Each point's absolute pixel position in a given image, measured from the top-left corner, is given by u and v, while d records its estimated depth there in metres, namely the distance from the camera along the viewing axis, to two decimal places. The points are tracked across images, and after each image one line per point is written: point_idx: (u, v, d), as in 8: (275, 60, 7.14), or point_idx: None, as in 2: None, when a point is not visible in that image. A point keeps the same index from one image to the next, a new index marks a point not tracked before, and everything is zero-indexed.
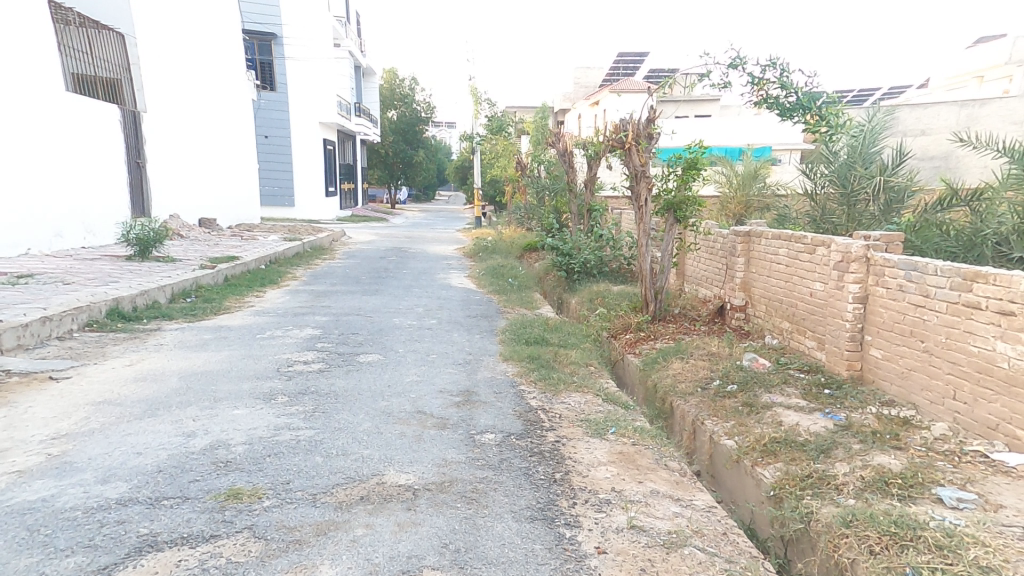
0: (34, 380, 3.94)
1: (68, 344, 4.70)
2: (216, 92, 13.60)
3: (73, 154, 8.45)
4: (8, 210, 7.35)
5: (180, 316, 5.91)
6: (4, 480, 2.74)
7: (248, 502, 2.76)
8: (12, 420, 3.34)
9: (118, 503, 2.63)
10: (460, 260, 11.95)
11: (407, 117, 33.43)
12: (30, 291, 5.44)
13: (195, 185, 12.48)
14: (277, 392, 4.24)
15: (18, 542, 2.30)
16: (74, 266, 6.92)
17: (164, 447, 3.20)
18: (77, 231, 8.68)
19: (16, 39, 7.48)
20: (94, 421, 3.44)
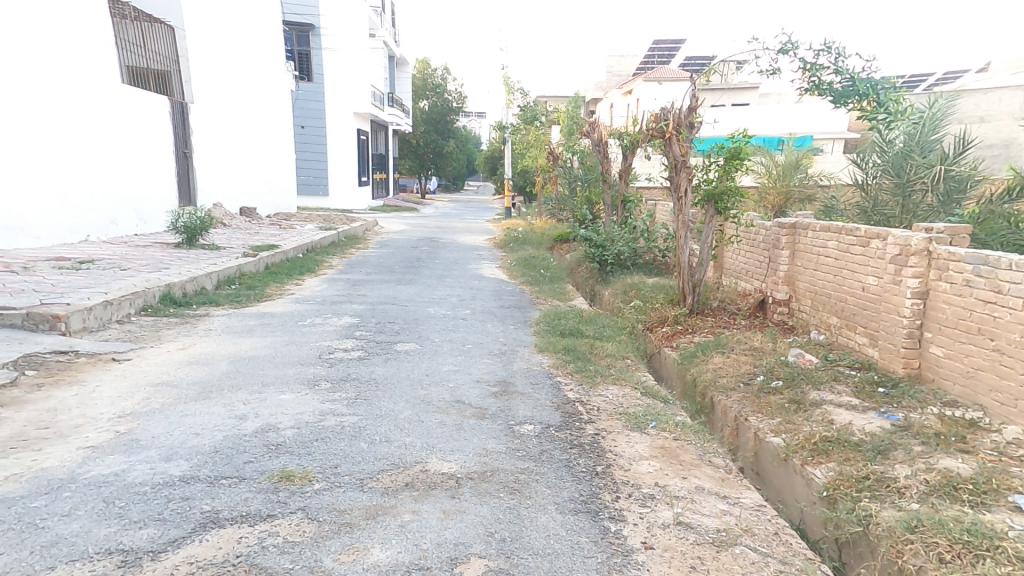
0: (99, 360, 4.11)
1: (127, 328, 4.88)
2: (257, 83, 13.85)
3: (125, 143, 8.73)
4: (69, 198, 7.63)
5: (226, 303, 6.08)
6: (79, 453, 2.87)
7: (300, 484, 2.83)
8: (83, 398, 3.49)
9: (182, 480, 2.72)
10: (491, 250, 11.98)
11: (439, 107, 33.59)
12: (93, 276, 5.68)
13: (236, 174, 12.75)
14: (320, 378, 4.33)
15: (96, 512, 2.41)
16: (129, 252, 7.19)
17: (220, 429, 3.30)
18: (129, 218, 8.96)
19: (74, 31, 7.69)
20: (155, 401, 3.57)
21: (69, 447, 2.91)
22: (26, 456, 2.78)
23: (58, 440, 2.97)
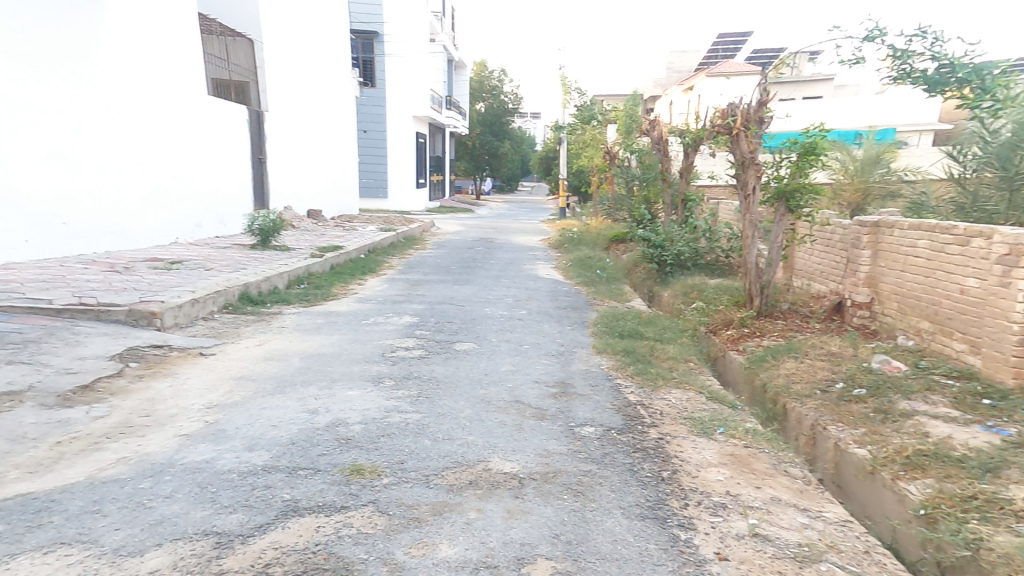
0: (189, 354, 4.40)
1: (212, 324, 5.22)
2: (326, 90, 14.51)
3: (208, 151, 9.34)
4: (160, 203, 8.22)
5: (297, 301, 6.38)
6: (175, 440, 3.07)
7: (370, 478, 2.91)
8: (177, 389, 3.74)
9: (264, 469, 2.86)
10: (546, 251, 11.95)
11: (495, 109, 34.03)
12: (183, 276, 6.11)
13: (304, 178, 13.37)
14: (384, 376, 4.44)
15: (193, 496, 2.57)
16: (212, 253, 7.71)
17: (294, 422, 3.45)
18: (211, 221, 9.58)
19: (167, 48, 8.30)
20: (238, 394, 3.79)
21: (167, 434, 3.13)
22: (132, 441, 3.01)
23: (157, 427, 3.19)
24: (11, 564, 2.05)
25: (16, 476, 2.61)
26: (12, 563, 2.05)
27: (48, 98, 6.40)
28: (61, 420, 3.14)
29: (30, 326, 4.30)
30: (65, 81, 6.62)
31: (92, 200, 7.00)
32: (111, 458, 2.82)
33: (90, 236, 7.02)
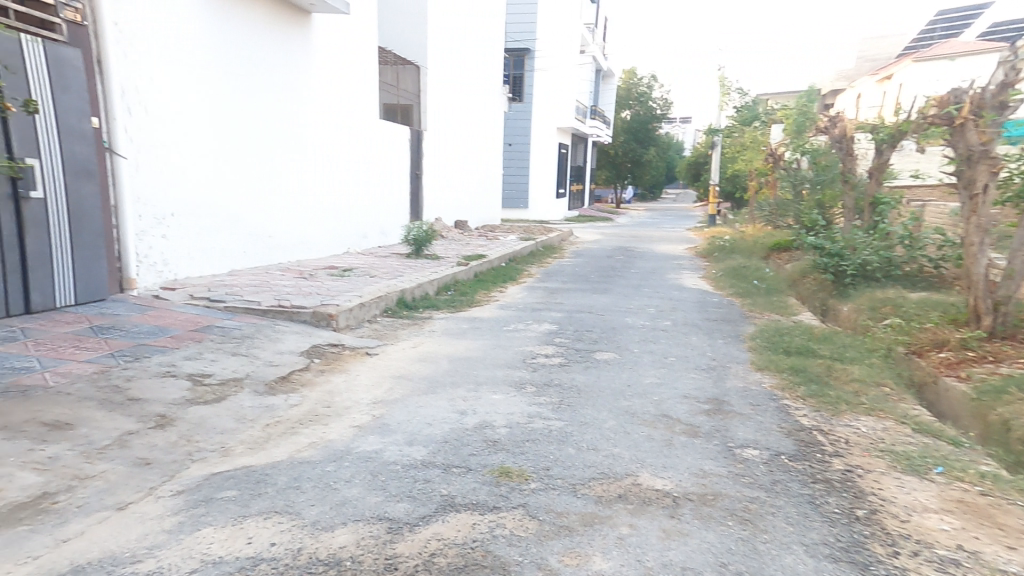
0: (358, 353, 4.89)
1: (376, 326, 5.77)
2: (480, 108, 15.38)
3: (379, 167, 9.98)
4: (339, 216, 8.80)
5: (445, 307, 6.79)
6: (350, 430, 3.38)
7: (518, 482, 2.89)
8: (348, 384, 4.16)
9: (422, 464, 3.01)
10: (693, 261, 11.28)
11: (641, 116, 33.27)
12: (353, 282, 6.87)
13: (453, 190, 14.27)
14: (526, 381, 4.47)
15: (369, 482, 2.76)
16: (376, 262, 8.55)
17: (446, 421, 3.60)
18: (376, 233, 10.19)
19: (360, 75, 8.97)
20: (398, 391, 4.08)
21: (344, 424, 3.46)
22: (319, 428, 3.36)
23: (336, 417, 3.53)
24: (244, 524, 2.27)
25: (243, 451, 2.95)
26: (244, 523, 2.27)
27: (287, 132, 7.33)
28: (267, 405, 3.57)
29: (246, 322, 5.01)
30: (291, 113, 7.40)
31: (308, 219, 7.92)
32: (305, 441, 3.16)
33: (305, 250, 7.94)
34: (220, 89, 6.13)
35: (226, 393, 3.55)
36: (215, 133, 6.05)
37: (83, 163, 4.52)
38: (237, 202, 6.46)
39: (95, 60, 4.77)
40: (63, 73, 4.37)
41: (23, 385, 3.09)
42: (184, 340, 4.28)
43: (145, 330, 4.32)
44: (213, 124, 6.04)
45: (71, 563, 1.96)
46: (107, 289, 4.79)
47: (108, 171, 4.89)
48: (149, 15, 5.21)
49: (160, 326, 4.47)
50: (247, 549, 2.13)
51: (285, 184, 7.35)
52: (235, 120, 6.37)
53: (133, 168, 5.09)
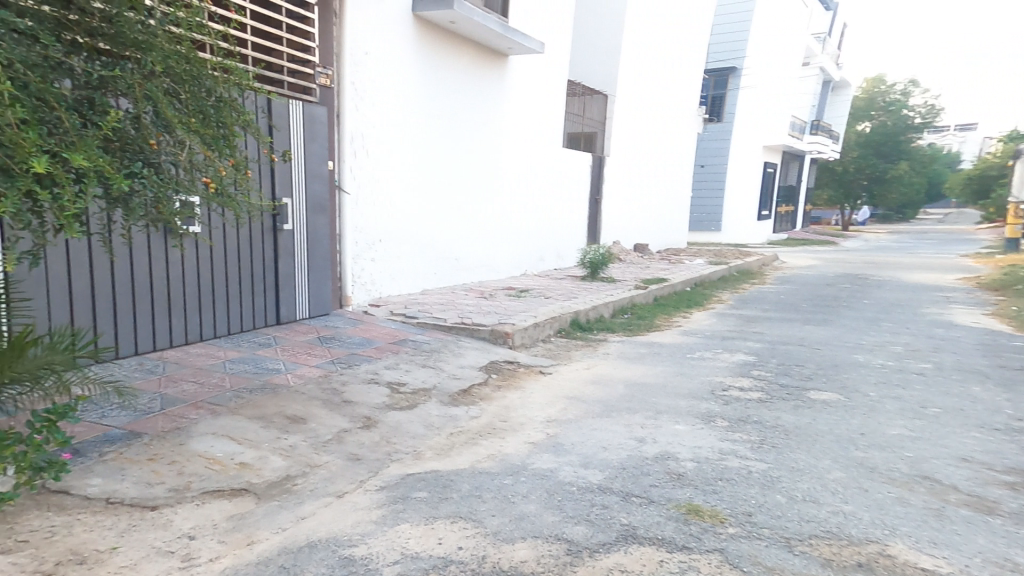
0: (532, 371, 4.98)
1: (549, 346, 5.87)
2: (677, 129, 14.39)
3: (560, 191, 10.18)
4: (518, 238, 9.20)
5: (621, 330, 6.63)
6: (525, 446, 3.38)
7: (712, 523, 2.55)
8: (522, 400, 4.24)
9: (599, 488, 2.85)
10: (965, 296, 9.20)
11: (889, 128, 29.32)
12: (528, 303, 7.11)
13: (641, 212, 13.80)
14: (716, 414, 4.03)
15: (545, 500, 2.69)
16: (550, 284, 8.78)
17: (623, 447, 3.40)
18: (554, 255, 10.38)
19: (546, 103, 9.34)
20: (571, 412, 4.02)
21: (519, 439, 3.49)
22: (496, 441, 3.44)
23: (512, 433, 3.58)
24: (433, 525, 2.34)
25: (430, 456, 3.12)
26: (434, 524, 2.35)
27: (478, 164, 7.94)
28: (452, 416, 3.76)
29: (435, 337, 5.47)
30: (482, 143, 7.99)
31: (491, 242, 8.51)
32: (484, 452, 3.24)
33: (488, 271, 8.53)
34: (425, 131, 6.89)
35: (416, 402, 3.86)
36: (417, 165, 6.80)
37: (320, 200, 5.49)
38: (433, 229, 7.22)
39: (335, 115, 5.71)
40: (312, 128, 5.36)
41: (274, 382, 3.72)
42: (385, 351, 4.83)
43: (357, 341, 5.00)
44: (416, 157, 6.80)
45: (307, 538, 2.17)
46: (330, 305, 5.75)
47: (339, 205, 5.84)
48: (376, 74, 6.08)
49: (368, 337, 5.16)
50: (439, 550, 2.18)
51: (474, 212, 7.98)
52: (435, 157, 7.11)
53: (356, 202, 6.01)
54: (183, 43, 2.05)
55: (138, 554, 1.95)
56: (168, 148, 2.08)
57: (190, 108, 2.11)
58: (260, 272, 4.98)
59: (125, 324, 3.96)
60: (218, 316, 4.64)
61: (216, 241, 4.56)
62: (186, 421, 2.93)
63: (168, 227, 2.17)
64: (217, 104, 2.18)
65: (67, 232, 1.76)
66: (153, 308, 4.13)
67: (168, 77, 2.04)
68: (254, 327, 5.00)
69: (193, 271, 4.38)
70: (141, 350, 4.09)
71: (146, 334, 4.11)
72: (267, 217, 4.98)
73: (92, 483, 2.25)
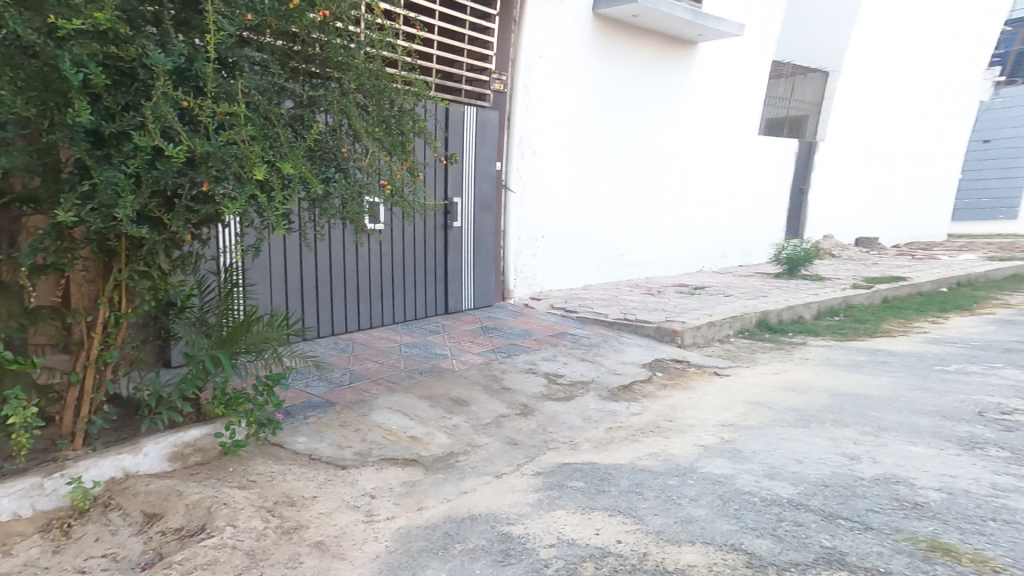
0: (704, 372, 4.62)
1: (727, 346, 5.43)
2: (926, 100, 11.97)
3: (750, 180, 9.20)
4: (696, 233, 8.63)
5: (827, 335, 5.90)
6: (693, 448, 3.04)
7: (976, 569, 1.93)
8: (691, 401, 3.91)
9: (791, 503, 2.39)
10: None
11: None
12: (702, 301, 6.59)
13: (863, 201, 11.61)
14: (983, 441, 3.18)
15: (716, 507, 2.34)
16: (733, 281, 8.09)
17: (827, 463, 2.83)
18: (740, 251, 9.44)
19: (734, 85, 8.52)
20: (753, 418, 3.56)
21: (686, 440, 3.15)
22: (659, 440, 3.18)
23: (679, 433, 3.28)
24: (591, 514, 2.25)
25: (586, 447, 3.05)
26: (590, 514, 2.25)
27: (645, 156, 7.57)
28: (610, 411, 3.64)
29: (594, 331, 5.42)
30: (656, 135, 7.65)
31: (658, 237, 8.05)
32: (644, 450, 3.01)
33: (653, 267, 8.11)
34: (590, 126, 6.79)
35: (573, 394, 3.84)
36: (585, 163, 6.83)
37: (486, 198, 5.79)
38: (599, 225, 7.17)
39: (505, 116, 5.91)
40: (484, 132, 5.63)
41: (442, 365, 4.05)
42: (543, 342, 4.92)
43: (517, 332, 5.19)
44: (585, 154, 6.82)
45: (469, 511, 2.24)
46: (493, 296, 6.08)
47: (505, 204, 6.08)
48: (543, 73, 6.16)
49: (527, 329, 5.32)
50: (597, 540, 2.06)
51: (640, 206, 7.64)
52: (599, 151, 6.98)
53: (520, 200, 6.19)
54: (375, 61, 2.24)
55: (333, 504, 2.18)
56: (357, 156, 2.26)
57: (376, 118, 2.26)
58: (433, 266, 5.42)
59: (326, 309, 4.60)
60: (397, 304, 5.18)
61: (395, 238, 5.06)
62: (368, 395, 3.31)
63: (353, 227, 2.32)
64: (398, 113, 2.32)
65: (277, 228, 2.08)
66: (347, 296, 4.74)
67: (361, 93, 2.22)
68: (426, 316, 5.48)
69: (376, 264, 4.93)
70: (337, 332, 4.73)
71: (342, 318, 4.74)
72: (438, 215, 5.39)
73: (301, 440, 2.62)
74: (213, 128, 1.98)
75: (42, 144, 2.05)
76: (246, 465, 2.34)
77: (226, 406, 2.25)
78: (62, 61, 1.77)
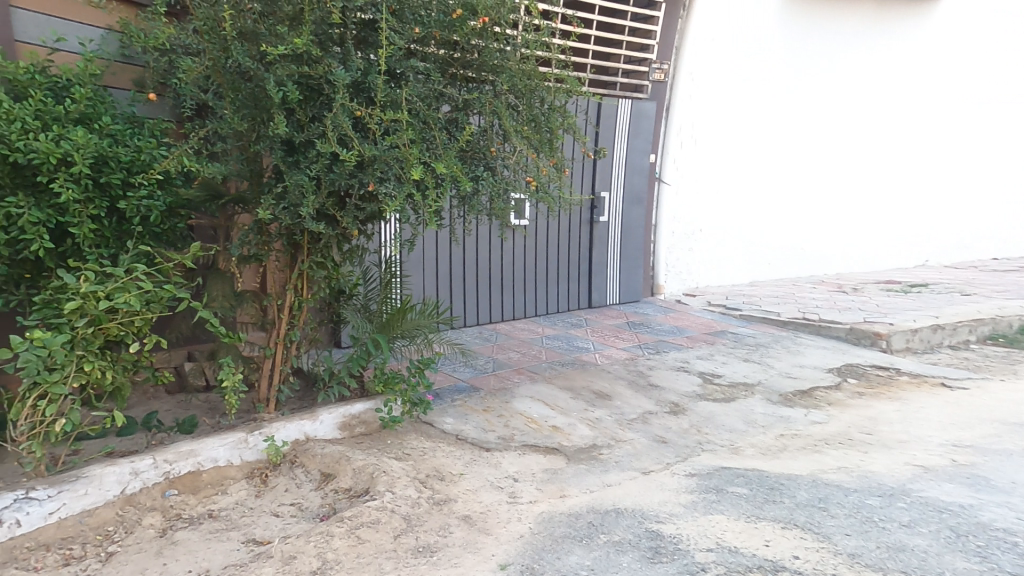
0: (922, 383, 4.04)
1: (957, 355, 4.83)
2: None
3: (924, 172, 8.34)
4: (863, 230, 7.93)
5: None
6: (912, 470, 2.66)
7: None
8: (903, 416, 3.39)
9: None
10: None
11: None
12: (919, 301, 5.97)
13: None
14: None
15: (946, 539, 2.04)
16: (970, 279, 7.45)
17: None
18: (914, 251, 8.52)
19: (908, 67, 7.80)
20: (1005, 441, 3.03)
21: (899, 460, 2.77)
22: (851, 453, 2.84)
23: (879, 449, 2.90)
24: (758, 524, 2.10)
25: (752, 453, 2.83)
26: (758, 524, 2.10)
27: (803, 142, 7.11)
28: (783, 416, 3.32)
29: (761, 331, 5.10)
30: (819, 124, 7.21)
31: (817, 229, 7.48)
32: (833, 463, 2.71)
33: (813, 262, 7.54)
34: (744, 113, 6.54)
35: (733, 396, 3.59)
36: (744, 155, 6.61)
37: (636, 193, 5.67)
38: (756, 221, 6.87)
39: (663, 107, 5.80)
40: (638, 124, 5.50)
41: (583, 359, 4.10)
42: (697, 341, 4.72)
43: (667, 329, 5.05)
44: (744, 146, 6.61)
45: (613, 504, 2.23)
46: (640, 292, 5.99)
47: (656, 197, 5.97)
48: (700, 62, 6.01)
49: (678, 326, 5.15)
50: (768, 552, 1.92)
51: (798, 195, 7.17)
52: (754, 143, 6.69)
53: (672, 192, 6.09)
54: (528, 61, 2.33)
55: (479, 482, 2.32)
56: (505, 154, 2.35)
57: (524, 115, 2.36)
58: (576, 260, 5.46)
59: (472, 299, 4.85)
60: (538, 298, 5.28)
61: (539, 233, 5.16)
62: (511, 383, 3.46)
63: (499, 222, 2.40)
64: (548, 111, 2.41)
65: (430, 224, 2.24)
66: (491, 288, 4.95)
67: (512, 94, 2.34)
68: (567, 310, 5.51)
69: (520, 258, 5.08)
70: (481, 321, 4.97)
71: (486, 308, 4.97)
72: (584, 210, 5.41)
73: (448, 421, 2.83)
74: (380, 133, 2.20)
75: (249, 153, 2.42)
76: (402, 438, 2.58)
77: (384, 384, 2.47)
78: (269, 82, 2.10)
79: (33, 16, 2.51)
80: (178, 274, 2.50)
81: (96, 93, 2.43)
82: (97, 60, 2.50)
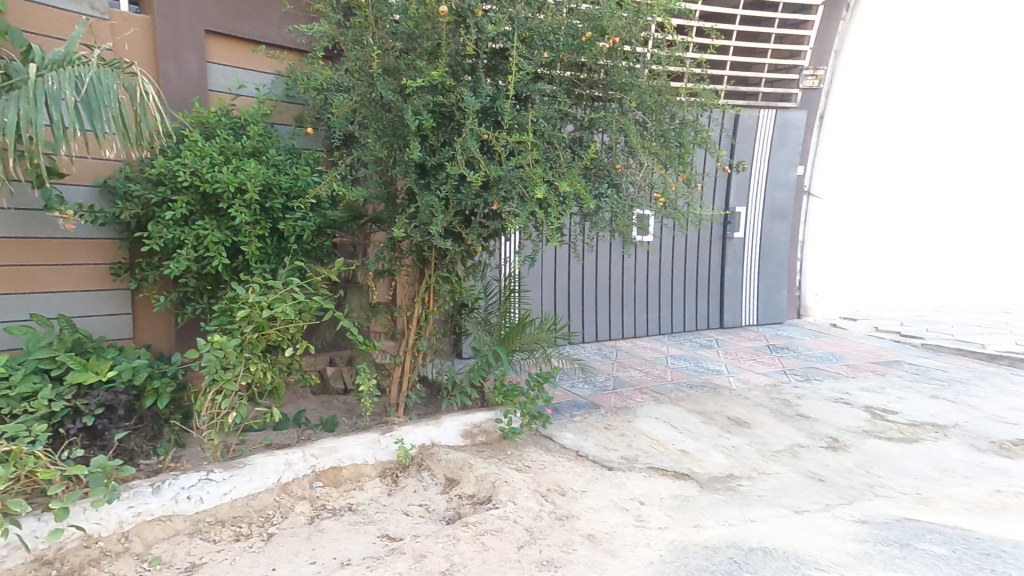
0: None
1: None
2: None
3: None
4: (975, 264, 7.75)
5: None
6: None
7: None
8: None
9: None
10: None
11: None
12: None
13: None
14: None
15: None
16: None
17: None
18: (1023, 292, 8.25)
19: None
20: None
21: None
22: None
23: None
24: None
25: (950, 507, 2.41)
26: None
27: (939, 160, 7.08)
28: (995, 468, 2.82)
29: (954, 364, 4.70)
30: (949, 151, 7.11)
31: (942, 245, 7.40)
32: None
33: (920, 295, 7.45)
34: (888, 126, 6.46)
35: (918, 437, 3.15)
36: (875, 177, 6.55)
37: (780, 207, 5.71)
38: (876, 246, 6.80)
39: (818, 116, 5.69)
40: (785, 134, 5.52)
41: (714, 382, 3.95)
42: (860, 371, 4.39)
43: (821, 355, 4.79)
44: (877, 168, 6.54)
45: (758, 541, 2.07)
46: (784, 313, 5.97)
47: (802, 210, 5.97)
48: (864, 63, 5.74)
49: (833, 352, 4.89)
50: None
51: (929, 204, 7.14)
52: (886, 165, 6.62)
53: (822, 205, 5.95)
54: (658, 77, 2.37)
55: (603, 502, 2.30)
56: (630, 171, 2.38)
57: (652, 132, 2.36)
58: (702, 278, 5.51)
59: (591, 316, 4.98)
60: (661, 316, 5.36)
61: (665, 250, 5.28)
62: (633, 403, 3.43)
63: (621, 239, 2.40)
64: (679, 126, 2.39)
65: (551, 241, 2.25)
66: (612, 304, 5.10)
67: (640, 110, 2.34)
68: (690, 328, 5.55)
69: (644, 275, 5.22)
70: (600, 338, 5.07)
71: (606, 325, 5.09)
72: (718, 226, 5.49)
73: (567, 436, 2.87)
74: (506, 155, 2.28)
75: (387, 177, 2.63)
76: (522, 450, 2.66)
77: (504, 395, 2.57)
78: (408, 112, 2.28)
79: (221, 67, 2.96)
80: (324, 286, 2.78)
81: (264, 130, 2.84)
82: (267, 101, 2.93)
